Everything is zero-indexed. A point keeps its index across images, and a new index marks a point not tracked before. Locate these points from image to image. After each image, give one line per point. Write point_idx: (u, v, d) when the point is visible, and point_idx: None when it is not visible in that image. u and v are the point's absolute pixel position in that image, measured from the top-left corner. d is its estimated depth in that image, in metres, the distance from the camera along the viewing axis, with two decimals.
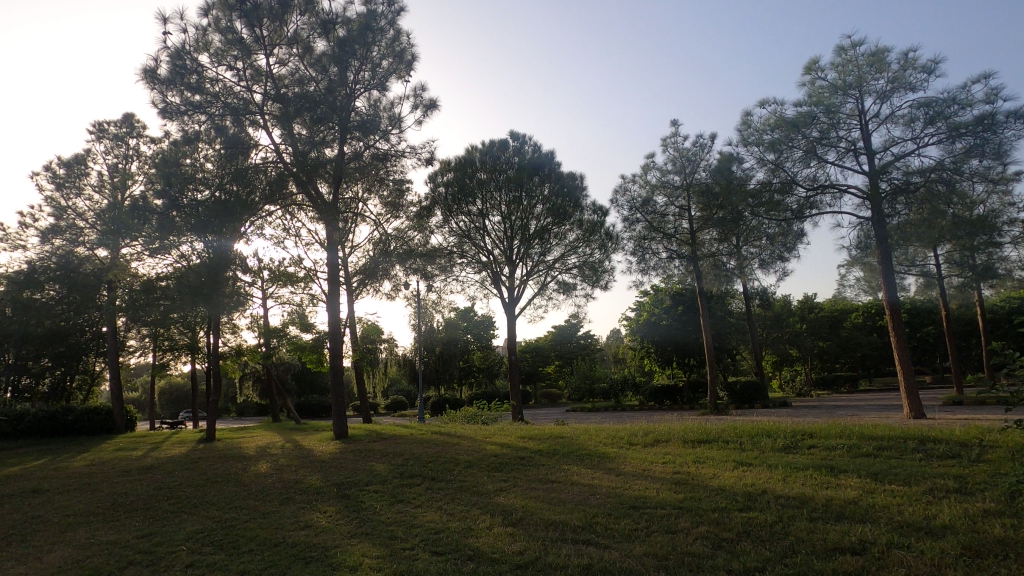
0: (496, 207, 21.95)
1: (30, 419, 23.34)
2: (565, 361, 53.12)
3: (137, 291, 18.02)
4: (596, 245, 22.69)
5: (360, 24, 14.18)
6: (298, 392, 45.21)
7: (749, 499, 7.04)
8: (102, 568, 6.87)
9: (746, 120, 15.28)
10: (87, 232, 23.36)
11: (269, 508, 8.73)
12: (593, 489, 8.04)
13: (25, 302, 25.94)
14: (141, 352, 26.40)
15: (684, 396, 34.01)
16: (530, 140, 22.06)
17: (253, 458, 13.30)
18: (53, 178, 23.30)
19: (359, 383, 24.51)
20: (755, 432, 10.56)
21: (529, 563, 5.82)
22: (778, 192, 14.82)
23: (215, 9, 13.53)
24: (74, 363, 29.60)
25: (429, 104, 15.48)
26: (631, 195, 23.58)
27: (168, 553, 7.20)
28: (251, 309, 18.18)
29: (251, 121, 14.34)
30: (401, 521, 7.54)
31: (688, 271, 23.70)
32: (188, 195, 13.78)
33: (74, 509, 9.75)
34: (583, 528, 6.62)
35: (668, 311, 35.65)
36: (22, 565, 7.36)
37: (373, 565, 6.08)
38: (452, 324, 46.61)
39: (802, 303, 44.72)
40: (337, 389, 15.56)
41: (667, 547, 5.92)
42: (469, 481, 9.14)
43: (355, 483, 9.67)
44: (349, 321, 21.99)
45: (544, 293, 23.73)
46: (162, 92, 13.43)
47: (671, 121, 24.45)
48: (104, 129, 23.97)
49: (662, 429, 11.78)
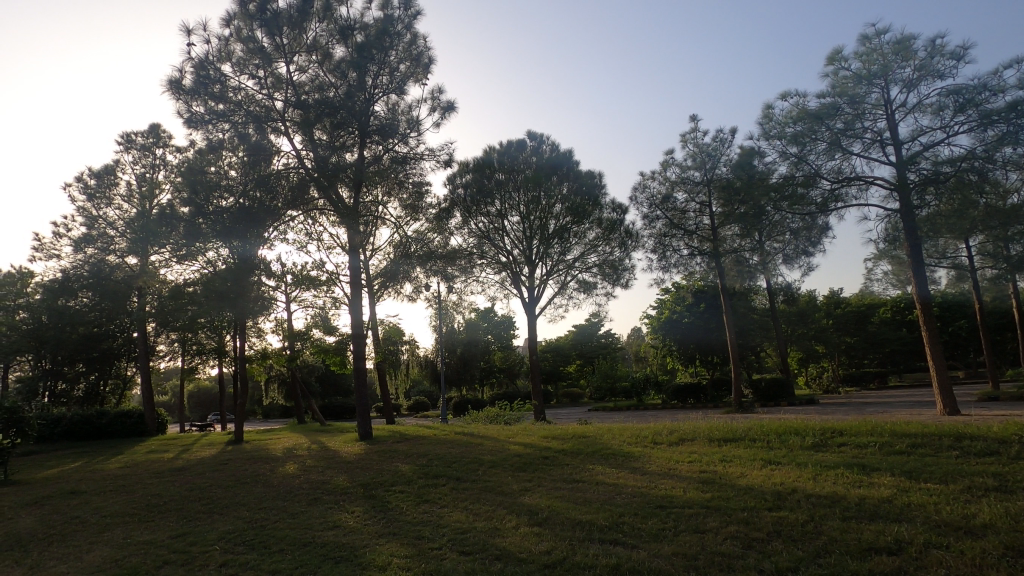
0: (515, 208, 22.01)
1: (66, 423, 24.10)
2: (587, 361, 52.88)
3: (166, 297, 18.46)
4: (616, 243, 22.56)
5: (378, 29, 14.38)
6: (322, 394, 45.88)
7: (779, 498, 6.93)
8: (139, 568, 7.06)
9: (767, 113, 14.99)
10: (117, 240, 23.96)
11: (298, 509, 8.88)
12: (618, 488, 8.00)
13: (59, 309, 27.09)
14: (171, 356, 27.01)
15: (707, 394, 33.53)
16: (548, 140, 22.01)
17: (281, 459, 13.59)
18: (84, 188, 23.99)
19: (382, 385, 24.01)
20: (783, 430, 10.40)
21: (556, 562, 5.82)
22: (801, 185, 14.56)
23: (236, 19, 13.82)
24: (107, 366, 30.10)
25: (447, 105, 15.60)
26: (651, 192, 23.38)
27: (203, 552, 7.38)
28: (276, 313, 18.44)
29: (273, 128, 14.56)
30: (428, 520, 7.60)
31: (710, 269, 23.44)
32: (213, 203, 14.01)
33: (110, 510, 10.02)
34: (610, 527, 6.59)
35: (690, 309, 35.34)
36: (64, 564, 7.60)
37: (402, 564, 6.15)
38: (472, 325, 46.76)
39: (827, 298, 43.83)
40: (361, 390, 15.69)
41: (696, 546, 5.86)
42: (494, 481, 9.19)
43: (382, 484, 9.78)
44: (372, 323, 22.24)
45: (564, 293, 23.65)
46: (187, 102, 13.75)
47: (691, 117, 24.13)
48: (132, 140, 24.61)
49: (687, 428, 11.65)
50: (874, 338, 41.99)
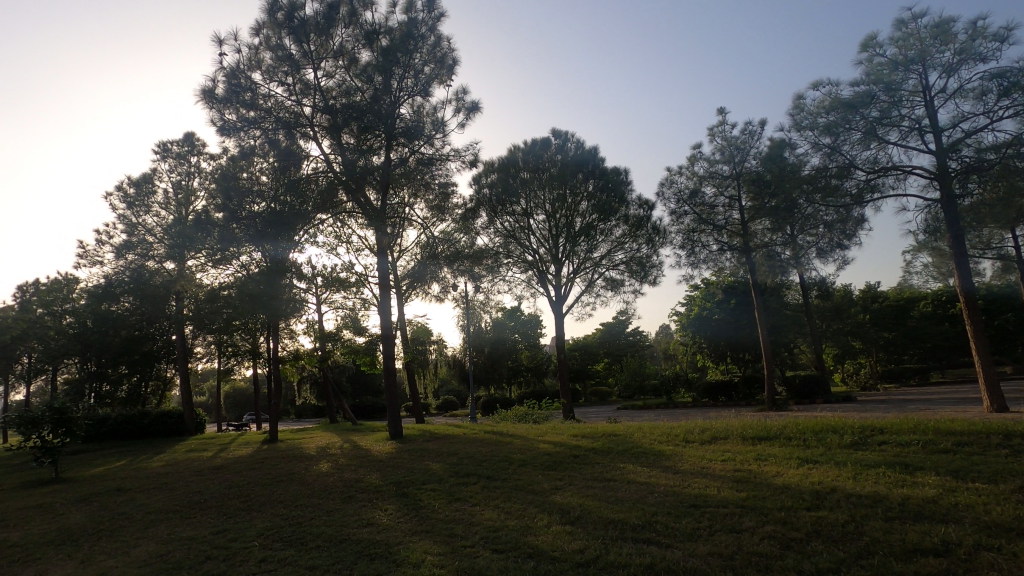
0: (541, 206, 22.00)
1: (111, 423, 25.01)
2: (615, 359, 52.55)
3: (203, 301, 19.06)
4: (643, 240, 22.33)
5: (402, 33, 14.56)
6: (352, 394, 46.64)
7: (817, 498, 6.76)
8: (183, 563, 7.29)
9: (797, 103, 14.64)
10: (156, 246, 24.78)
11: (333, 506, 9.06)
12: (650, 487, 7.92)
13: (103, 313, 28.23)
14: (207, 358, 27.82)
15: (740, 392, 32.81)
16: (573, 137, 21.91)
17: (315, 458, 13.86)
18: (124, 197, 24.89)
19: (411, 384, 24.14)
20: (820, 428, 10.15)
21: (590, 562, 5.79)
22: (835, 177, 14.19)
23: (265, 28, 14.13)
24: (148, 368, 31.20)
25: (471, 106, 15.68)
26: (678, 186, 23.06)
27: (243, 548, 7.58)
28: (308, 314, 18.81)
29: (301, 133, 14.88)
30: (460, 518, 7.66)
31: (741, 264, 23.04)
32: (246, 207, 14.32)
33: (154, 507, 10.38)
34: (643, 526, 6.54)
35: (720, 305, 34.63)
36: (113, 558, 7.90)
37: (435, 561, 6.22)
38: (499, 324, 46.89)
39: (864, 293, 42.57)
40: (391, 391, 15.88)
41: (732, 546, 5.78)
42: (524, 479, 9.21)
43: (413, 482, 9.89)
44: (400, 323, 22.51)
45: (591, 291, 23.52)
46: (220, 110, 14.03)
47: (718, 110, 23.71)
48: (168, 148, 25.42)
49: (719, 426, 11.45)
50: (915, 333, 40.58)
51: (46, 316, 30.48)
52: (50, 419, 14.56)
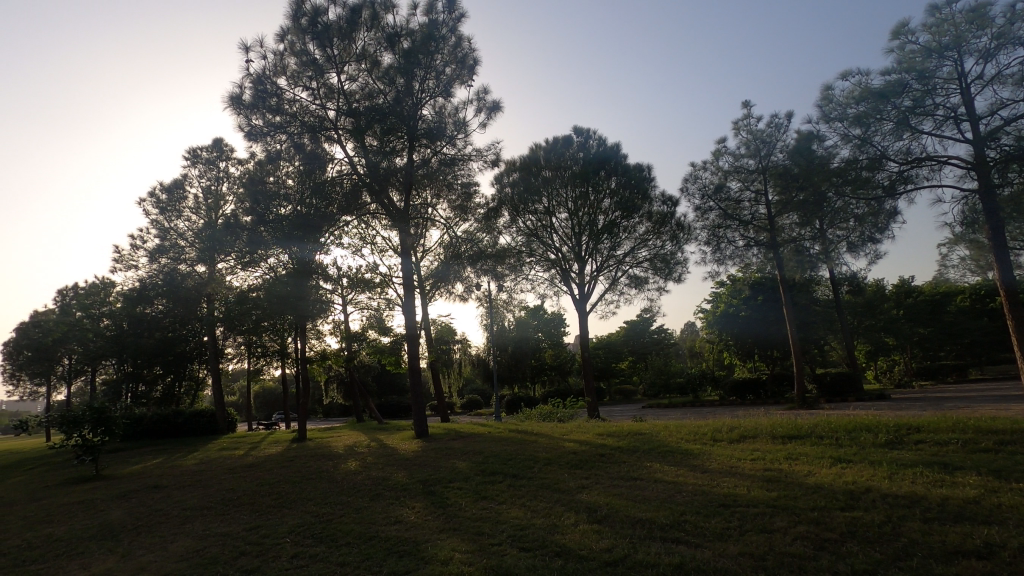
0: (563, 204, 21.92)
1: (147, 422, 25.84)
2: (639, 357, 52.10)
3: (233, 303, 19.55)
4: (667, 236, 22.07)
5: (424, 34, 14.66)
6: (378, 393, 47.22)
7: (852, 498, 6.60)
8: (219, 558, 7.47)
9: (826, 94, 14.29)
10: (188, 250, 25.44)
11: (362, 504, 9.18)
12: (678, 487, 7.83)
13: (138, 315, 29.14)
14: (238, 359, 28.47)
15: (768, 391, 32.05)
16: (594, 134, 21.79)
17: (343, 456, 14.07)
18: (157, 203, 25.62)
19: (435, 383, 24.26)
20: (853, 426, 9.91)
21: (618, 561, 5.75)
22: (866, 169, 13.82)
23: (289, 34, 14.38)
24: (181, 368, 32.07)
25: (492, 106, 15.72)
26: (703, 182, 22.73)
27: (275, 545, 7.73)
28: (334, 315, 19.09)
29: (326, 137, 15.02)
30: (488, 517, 7.69)
31: (768, 259, 22.64)
32: (273, 211, 14.82)
33: (189, 504, 10.67)
34: (671, 526, 6.48)
35: (747, 302, 34.01)
36: (151, 553, 8.14)
37: (463, 559, 6.26)
38: (523, 323, 46.91)
39: (897, 288, 41.39)
40: (416, 389, 16.01)
41: (764, 547, 5.68)
42: (550, 478, 9.19)
43: (440, 480, 9.97)
44: (424, 323, 22.68)
45: (615, 288, 23.36)
46: (247, 116, 14.33)
47: (743, 103, 23.29)
48: (198, 155, 26.08)
49: (748, 425, 11.27)
50: (952, 328, 39.25)
51: (85, 319, 31.64)
52: (89, 419, 15.07)
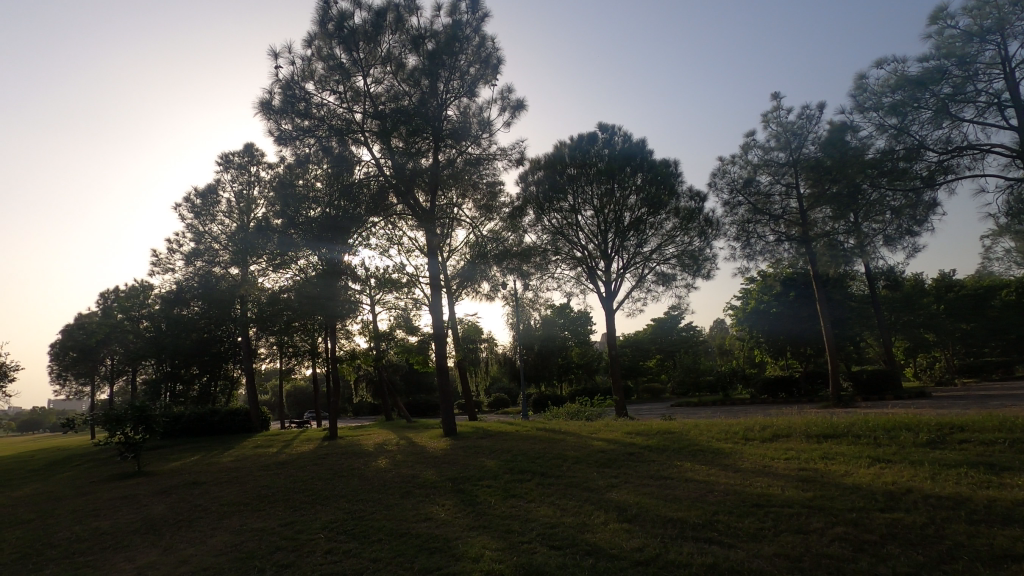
0: (589, 202, 21.80)
1: (185, 420, 26.67)
2: (667, 355, 51.45)
3: (265, 304, 20.03)
4: (695, 232, 21.72)
5: (448, 35, 14.76)
6: (406, 392, 47.77)
7: (892, 499, 6.41)
8: (256, 552, 7.68)
9: (860, 83, 13.88)
10: (221, 253, 26.14)
11: (392, 501, 9.30)
12: (709, 487, 7.71)
13: (176, 317, 30.13)
14: (270, 359, 29.12)
15: (801, 389, 31.22)
16: (619, 130, 21.59)
17: (373, 454, 14.27)
18: (192, 208, 26.40)
19: (462, 382, 24.39)
20: (892, 425, 9.62)
21: (649, 561, 5.71)
22: (903, 159, 13.40)
23: (317, 39, 14.61)
24: (216, 368, 32.96)
25: (517, 104, 15.72)
26: (731, 176, 22.32)
27: (310, 540, 7.91)
28: (363, 315, 19.38)
29: (353, 139, 15.19)
30: (516, 515, 7.72)
31: (800, 254, 22.16)
32: (303, 213, 15.02)
33: (227, 500, 10.97)
34: (703, 526, 6.39)
35: (778, 298, 33.34)
36: (192, 547, 8.40)
37: (494, 557, 6.29)
38: (549, 321, 46.83)
39: (937, 283, 39.90)
40: (444, 388, 16.13)
41: (800, 548, 5.57)
42: (579, 477, 9.16)
43: (469, 478, 10.05)
44: (451, 322, 22.83)
45: (642, 286, 23.10)
46: (277, 121, 14.61)
47: (772, 95, 22.77)
48: (230, 160, 26.77)
49: (781, 423, 11.04)
50: (997, 324, 37.64)
51: (126, 321, 32.86)
52: (131, 417, 15.64)
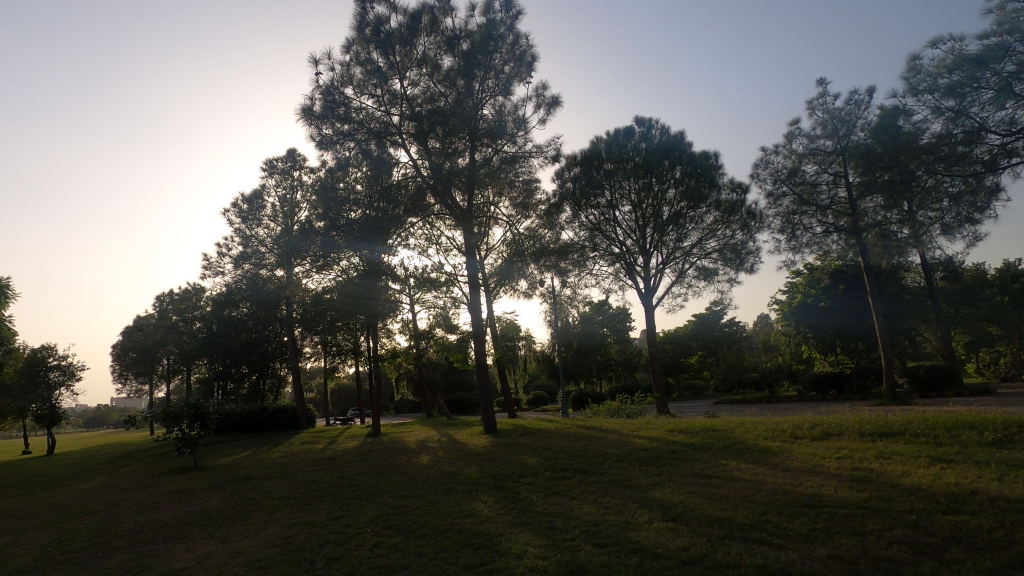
0: (626, 197, 21.53)
1: (237, 417, 27.77)
2: (710, 352, 50.33)
3: (310, 305, 20.62)
4: (737, 225, 21.14)
5: (482, 35, 14.86)
6: (447, 390, 48.37)
7: (955, 500, 6.11)
8: (307, 545, 7.94)
9: (913, 65, 13.26)
10: (267, 256, 27.07)
11: (435, 497, 9.46)
12: (758, 486, 7.50)
13: (226, 318, 31.39)
14: (315, 359, 29.96)
15: (853, 385, 30.07)
16: (657, 123, 21.25)
17: (415, 451, 14.50)
18: (239, 212, 27.39)
19: (502, 380, 24.51)
20: (953, 423, 9.14)
21: (696, 560, 5.62)
22: (962, 143, 12.70)
23: (354, 45, 14.90)
24: (265, 367, 34.15)
25: (552, 101, 15.66)
26: (775, 166, 21.60)
27: (357, 533, 8.12)
28: (403, 314, 19.75)
29: (391, 142, 15.39)
30: (559, 512, 7.71)
31: (849, 246, 21.37)
32: (344, 215, 15.45)
33: (278, 494, 11.38)
34: (752, 526, 6.24)
35: (827, 292, 32.22)
36: (246, 539, 8.75)
37: (537, 553, 6.31)
38: (587, 319, 46.54)
39: (1002, 272, 37.56)
40: (483, 386, 16.23)
41: (855, 550, 5.37)
42: (621, 475, 9.09)
43: (510, 475, 10.10)
44: (489, 320, 22.96)
45: (682, 282, 22.65)
46: (318, 126, 14.92)
47: (817, 81, 21.93)
48: (274, 165, 27.67)
49: (832, 421, 10.65)
50: None
51: (180, 322, 34.48)
52: (187, 414, 16.37)
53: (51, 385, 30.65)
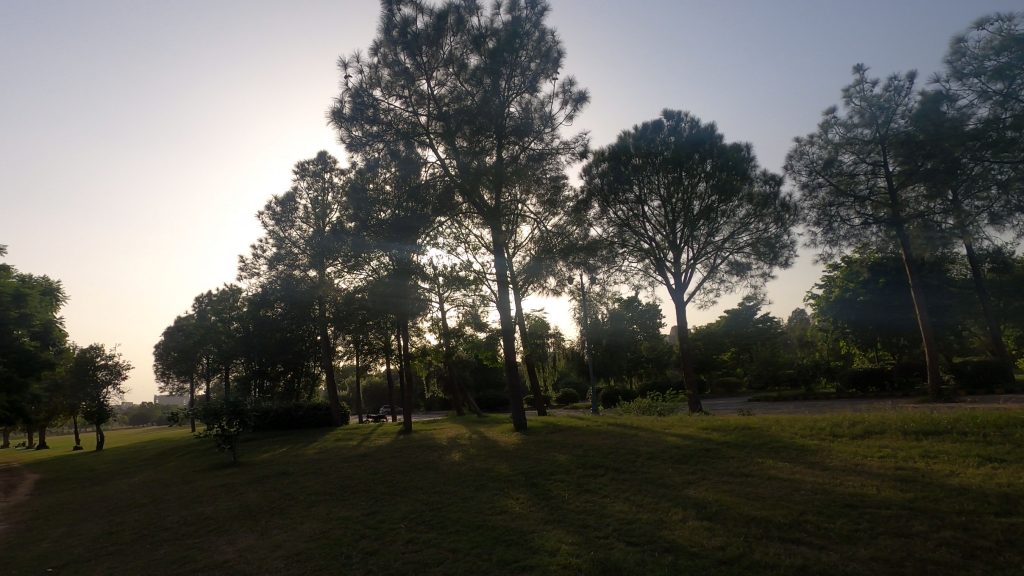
0: (655, 192, 21.23)
1: (274, 414, 28.49)
2: (743, 348, 49.27)
3: (342, 304, 20.99)
4: (771, 218, 20.64)
5: (508, 33, 14.88)
6: (477, 387, 48.63)
7: (1007, 502, 5.85)
8: (343, 539, 8.09)
9: (957, 49, 13.08)
10: (300, 257, 27.68)
11: (468, 494, 9.53)
12: (796, 485, 7.34)
13: (262, 318, 32.22)
14: (347, 357, 30.49)
15: (895, 382, 29.03)
16: (686, 116, 20.92)
17: (446, 448, 14.62)
18: (273, 215, 28.05)
19: (532, 378, 24.50)
20: (1005, 422, 8.73)
21: (732, 560, 5.52)
22: (1011, 128, 12.04)
23: (382, 47, 15.08)
24: (299, 366, 34.91)
25: (579, 97, 15.55)
26: (809, 157, 20.94)
27: (391, 529, 8.25)
28: (432, 312, 19.92)
29: (419, 142, 15.55)
30: (591, 510, 7.68)
31: (890, 238, 20.63)
32: (374, 215, 15.66)
33: (314, 489, 11.64)
34: (791, 526, 6.09)
35: (867, 286, 31.19)
36: (285, 532, 8.99)
37: (571, 551, 6.31)
38: (617, 315, 46.15)
39: None
40: (513, 384, 16.24)
41: (901, 552, 5.19)
42: (654, 473, 9.01)
43: (541, 472, 10.10)
44: (518, 318, 22.98)
45: (714, 277, 22.23)
46: (348, 128, 15.13)
47: (855, 67, 21.19)
48: (306, 168, 28.26)
49: (873, 420, 10.30)
50: None
51: (218, 322, 35.55)
52: (226, 412, 16.88)
53: (99, 384, 31.94)
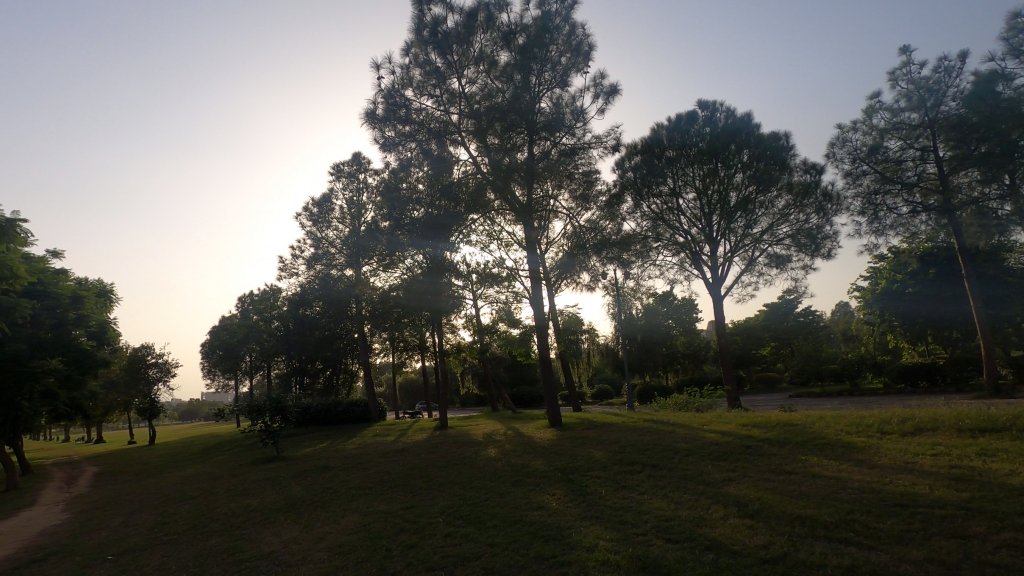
0: (690, 184, 20.82)
1: (314, 410, 29.21)
2: (784, 343, 47.86)
3: (377, 302, 21.35)
4: (812, 208, 19.96)
5: (538, 28, 14.81)
6: (511, 384, 48.70)
7: None
8: (383, 532, 8.26)
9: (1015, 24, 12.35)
10: (337, 256, 28.26)
11: (504, 489, 9.59)
12: (841, 483, 7.12)
13: (301, 317, 33.05)
14: (383, 355, 31.01)
15: (948, 377, 27.69)
16: (722, 105, 20.46)
17: (482, 444, 14.72)
18: (310, 216, 28.72)
19: (566, 374, 24.39)
20: None
21: (775, 559, 5.40)
22: None
23: (413, 48, 15.23)
24: (337, 363, 35.67)
25: (610, 90, 15.37)
26: (853, 144, 20.15)
27: (430, 523, 8.37)
28: (465, 310, 20.04)
29: (451, 140, 15.65)
30: (628, 506, 7.63)
31: (941, 226, 19.69)
32: (408, 214, 16.09)
33: (354, 484, 11.91)
34: (837, 526, 5.90)
35: (916, 277, 29.83)
36: (327, 525, 9.22)
37: (610, 547, 6.27)
38: (651, 310, 45.50)
39: None
40: (547, 380, 16.20)
41: (957, 554, 4.98)
42: (693, 470, 8.86)
43: (577, 468, 10.07)
44: (551, 314, 22.93)
45: (753, 270, 21.65)
46: (381, 129, 15.34)
47: (901, 48, 20.27)
48: (341, 169, 28.84)
49: (925, 416, 9.86)
50: None
51: (260, 321, 36.67)
52: (269, 408, 17.37)
53: (150, 381, 33.34)
